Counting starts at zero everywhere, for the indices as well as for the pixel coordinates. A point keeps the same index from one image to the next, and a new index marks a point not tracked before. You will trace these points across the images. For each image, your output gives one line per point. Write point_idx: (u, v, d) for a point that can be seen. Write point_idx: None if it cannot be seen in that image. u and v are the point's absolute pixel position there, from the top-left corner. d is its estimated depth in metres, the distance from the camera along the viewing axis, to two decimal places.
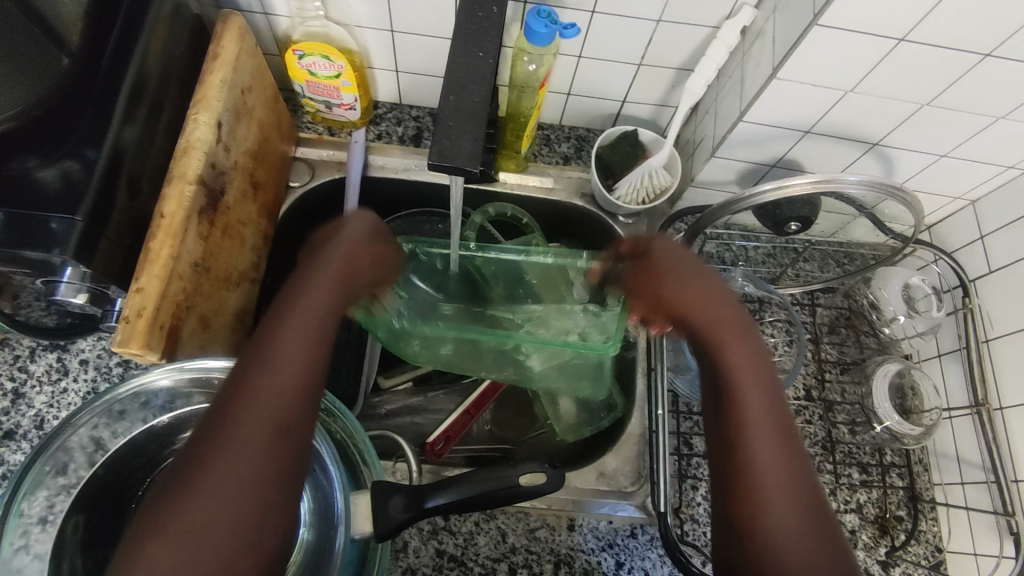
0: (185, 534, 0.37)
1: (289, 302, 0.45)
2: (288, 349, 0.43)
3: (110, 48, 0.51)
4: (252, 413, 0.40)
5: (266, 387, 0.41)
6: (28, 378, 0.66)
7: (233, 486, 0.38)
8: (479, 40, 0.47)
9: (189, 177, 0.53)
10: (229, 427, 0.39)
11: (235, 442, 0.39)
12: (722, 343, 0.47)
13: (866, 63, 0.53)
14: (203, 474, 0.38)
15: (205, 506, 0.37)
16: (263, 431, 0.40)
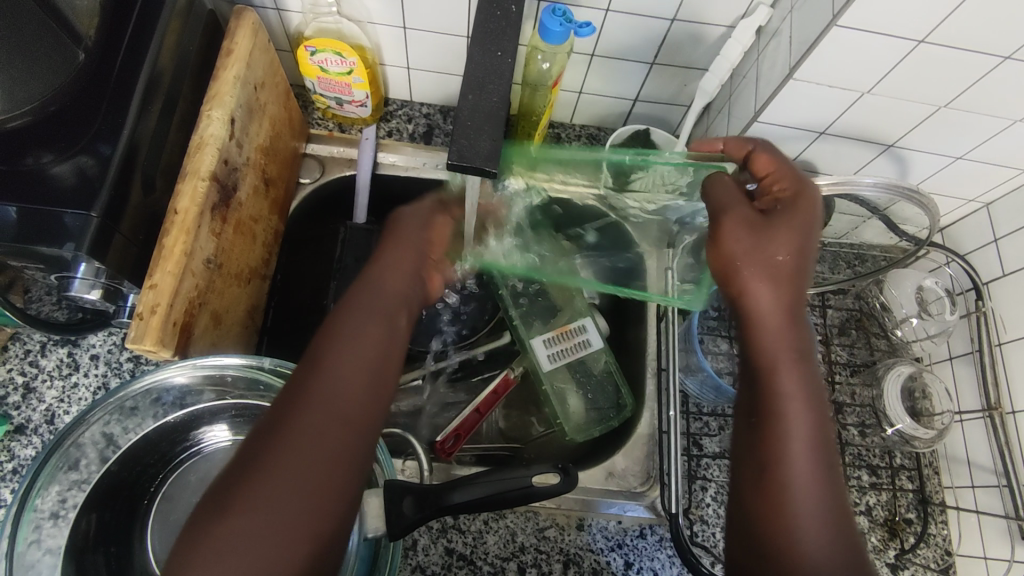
0: (252, 526, 0.39)
1: (348, 311, 0.48)
2: (352, 359, 0.45)
3: (125, 43, 0.51)
4: (320, 417, 0.43)
5: (332, 394, 0.44)
6: (39, 372, 0.66)
7: (299, 484, 0.41)
8: (497, 39, 0.47)
9: (202, 173, 0.53)
10: (296, 426, 0.42)
11: (299, 443, 0.42)
12: (774, 328, 0.48)
13: (885, 65, 0.52)
14: (271, 468, 0.41)
15: (273, 500, 0.40)
16: (330, 436, 0.42)
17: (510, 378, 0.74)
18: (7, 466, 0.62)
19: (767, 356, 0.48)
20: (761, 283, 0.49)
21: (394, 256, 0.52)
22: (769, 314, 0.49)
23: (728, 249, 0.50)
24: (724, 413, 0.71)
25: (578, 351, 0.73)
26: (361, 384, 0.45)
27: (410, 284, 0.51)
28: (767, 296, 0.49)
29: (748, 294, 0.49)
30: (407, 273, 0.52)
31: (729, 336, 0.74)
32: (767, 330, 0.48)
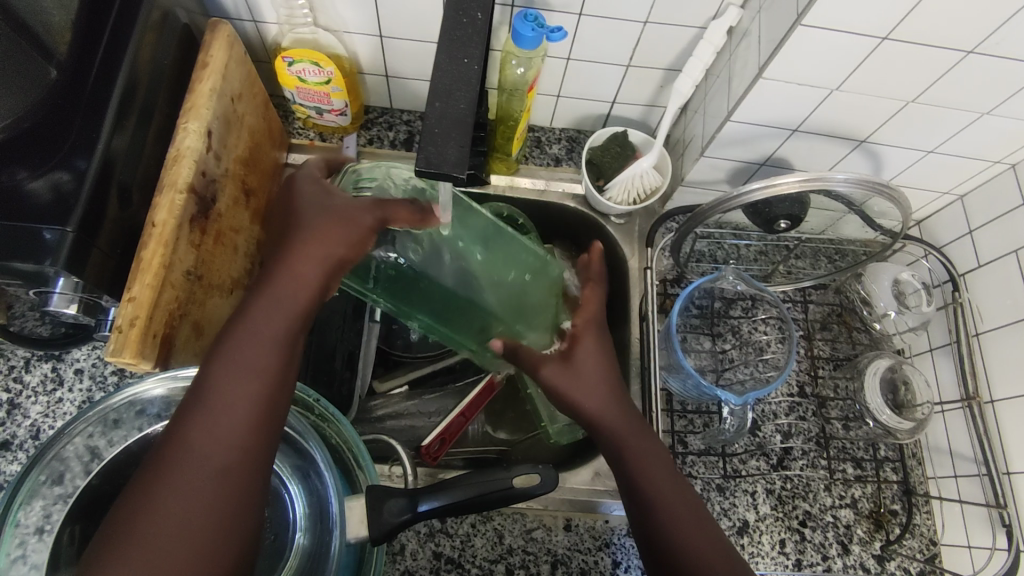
0: (152, 541, 0.39)
1: (246, 320, 0.47)
2: (243, 357, 0.45)
3: (98, 58, 0.51)
4: (217, 418, 0.43)
5: (228, 393, 0.44)
6: (23, 388, 0.66)
7: (199, 487, 0.41)
8: (463, 47, 0.47)
9: (180, 185, 0.54)
10: (194, 432, 0.42)
11: (199, 447, 0.42)
12: (587, 395, 0.56)
13: (851, 62, 0.53)
14: (168, 478, 0.41)
15: (172, 508, 0.40)
16: (228, 436, 0.43)
17: (494, 382, 0.74)
18: None
19: (599, 422, 0.55)
20: (591, 353, 0.58)
21: (302, 254, 0.49)
22: (598, 389, 0.56)
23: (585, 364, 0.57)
24: (708, 410, 0.72)
25: None
26: (256, 376, 0.45)
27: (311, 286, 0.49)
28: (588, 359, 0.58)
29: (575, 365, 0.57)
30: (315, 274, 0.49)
31: (711, 334, 0.75)
32: (588, 401, 0.55)
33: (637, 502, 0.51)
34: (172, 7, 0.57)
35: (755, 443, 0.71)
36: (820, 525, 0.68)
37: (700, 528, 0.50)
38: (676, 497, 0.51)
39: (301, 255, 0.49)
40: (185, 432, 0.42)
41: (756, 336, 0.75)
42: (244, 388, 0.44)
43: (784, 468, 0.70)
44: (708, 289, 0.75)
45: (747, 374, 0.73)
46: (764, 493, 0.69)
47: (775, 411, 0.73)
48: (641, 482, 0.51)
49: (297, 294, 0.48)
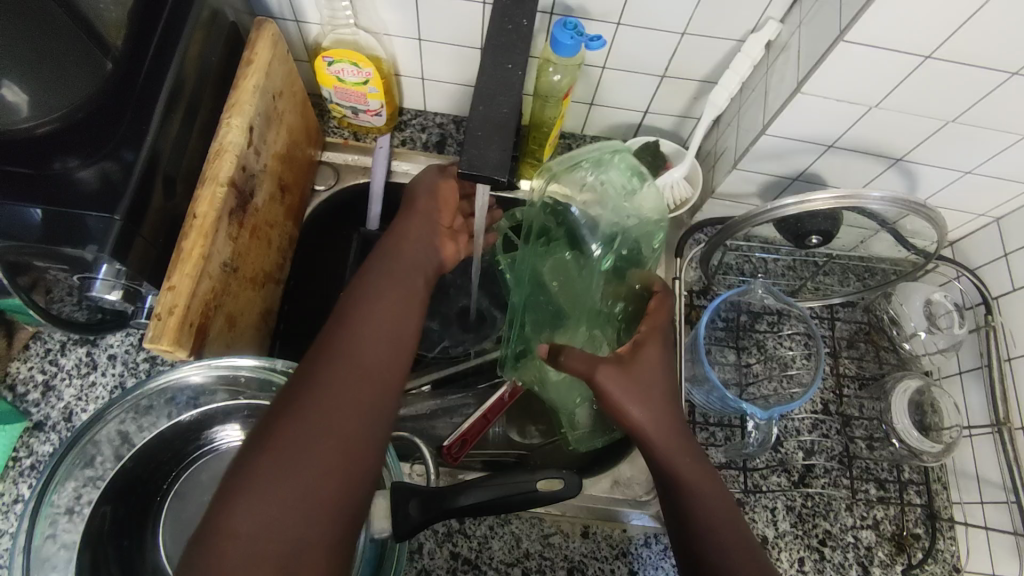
0: (299, 429, 0.42)
1: (374, 270, 0.54)
2: (380, 294, 0.52)
3: (150, 53, 0.52)
4: (357, 337, 0.48)
5: (370, 320, 0.49)
6: (58, 371, 0.68)
7: (343, 389, 0.45)
8: (507, 52, 0.48)
9: (222, 179, 0.55)
10: (335, 347, 0.47)
11: (340, 357, 0.46)
12: (634, 397, 0.52)
13: (892, 80, 0.53)
14: (313, 380, 0.45)
15: (315, 403, 0.44)
16: (365, 353, 0.47)
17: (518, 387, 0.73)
18: (27, 461, 0.64)
19: (647, 433, 0.51)
20: (650, 364, 0.55)
21: (418, 235, 0.58)
22: (652, 391, 0.53)
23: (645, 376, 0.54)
24: (731, 423, 0.71)
25: None
26: (389, 311, 0.51)
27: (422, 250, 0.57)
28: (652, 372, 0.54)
29: (637, 366, 0.54)
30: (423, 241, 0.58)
31: (737, 347, 0.74)
32: (631, 405, 0.52)
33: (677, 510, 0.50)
34: (221, 6, 0.58)
35: (777, 459, 0.71)
36: (840, 545, 0.67)
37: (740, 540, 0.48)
38: (718, 504, 0.49)
39: (412, 237, 0.58)
40: (331, 344, 0.47)
41: (781, 352, 0.74)
42: (380, 317, 0.50)
43: (806, 485, 0.69)
44: (735, 302, 0.75)
45: (771, 390, 0.72)
46: (784, 510, 0.68)
47: (798, 427, 0.72)
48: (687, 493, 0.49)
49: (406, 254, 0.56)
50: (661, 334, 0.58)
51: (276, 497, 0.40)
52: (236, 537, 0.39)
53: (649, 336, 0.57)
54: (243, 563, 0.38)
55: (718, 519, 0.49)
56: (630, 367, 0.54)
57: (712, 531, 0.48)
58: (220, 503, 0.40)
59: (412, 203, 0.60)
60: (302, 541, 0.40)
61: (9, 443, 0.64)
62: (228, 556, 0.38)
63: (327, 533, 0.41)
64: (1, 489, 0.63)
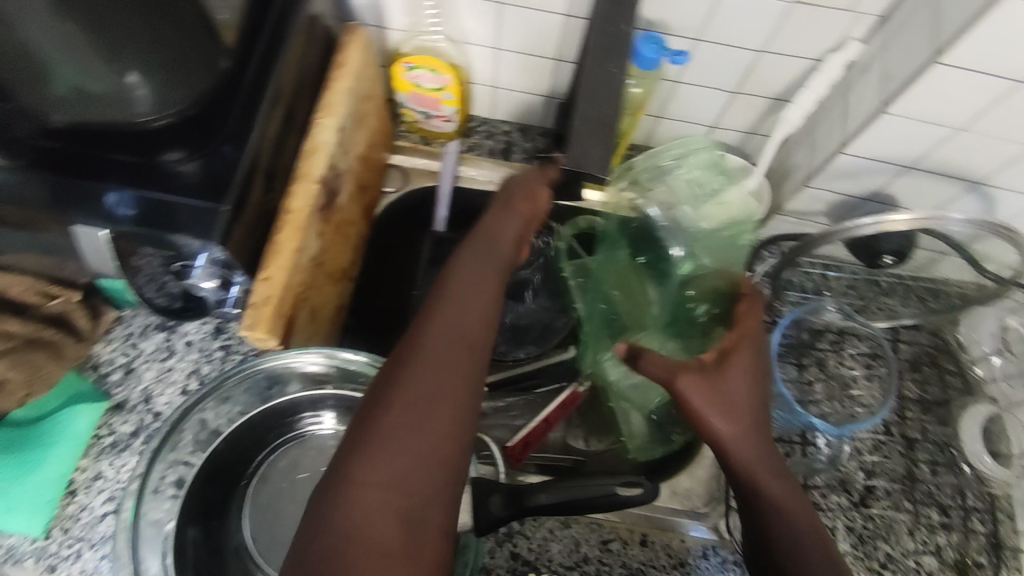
0: (421, 394, 0.42)
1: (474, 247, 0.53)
2: (485, 270, 0.51)
3: (257, 54, 0.55)
4: (468, 309, 0.47)
5: (478, 293, 0.49)
6: (139, 355, 0.70)
7: (460, 359, 0.45)
8: (611, 56, 0.54)
9: (315, 176, 0.57)
10: (447, 315, 0.47)
11: (454, 327, 0.46)
12: (717, 408, 0.50)
13: (981, 103, 0.53)
14: (431, 346, 0.45)
15: (435, 369, 0.44)
16: (475, 326, 0.47)
17: (578, 392, 0.74)
18: (108, 440, 0.67)
19: (728, 445, 0.50)
20: (743, 371, 0.51)
21: (519, 216, 0.56)
22: (738, 405, 0.50)
23: (729, 383, 0.51)
24: (792, 440, 0.70)
25: None
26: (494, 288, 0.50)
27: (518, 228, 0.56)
28: (742, 375, 0.52)
29: (724, 377, 0.51)
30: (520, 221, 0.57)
31: (798, 364, 0.74)
32: (715, 415, 0.50)
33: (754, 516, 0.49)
34: (319, 11, 0.61)
35: (837, 478, 0.70)
36: (902, 569, 0.67)
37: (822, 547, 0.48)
38: (802, 513, 0.49)
39: (512, 215, 0.56)
40: (442, 314, 0.46)
41: (843, 371, 0.74)
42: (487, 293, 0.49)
43: (866, 506, 0.69)
44: (799, 319, 0.74)
45: (832, 408, 0.72)
46: (844, 530, 0.68)
47: (860, 447, 0.72)
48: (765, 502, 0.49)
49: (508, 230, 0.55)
50: (751, 346, 0.54)
51: (397, 458, 0.40)
52: (367, 487, 0.39)
53: (738, 346, 0.53)
54: (374, 514, 0.39)
55: (802, 530, 0.48)
56: (717, 381, 0.51)
57: (794, 541, 0.48)
58: (343, 459, 0.41)
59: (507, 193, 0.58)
60: (426, 502, 0.40)
61: (92, 421, 0.66)
62: (359, 504, 0.39)
63: (446, 493, 0.41)
64: (82, 465, 0.66)
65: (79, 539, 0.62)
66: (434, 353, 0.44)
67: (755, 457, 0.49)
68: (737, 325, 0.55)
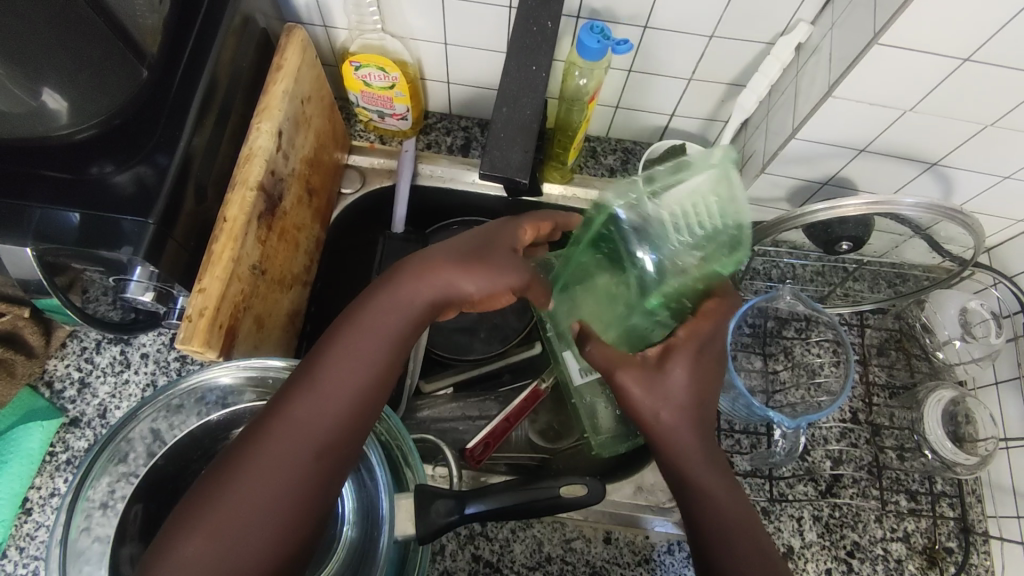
0: (221, 516, 0.42)
1: (350, 329, 0.48)
2: (345, 370, 0.47)
3: (184, 60, 0.54)
4: (308, 423, 0.45)
5: (324, 400, 0.46)
6: (93, 369, 0.69)
7: (271, 490, 0.43)
8: (532, 54, 0.54)
9: (251, 183, 0.56)
10: (284, 431, 0.44)
11: (282, 445, 0.44)
12: (650, 404, 0.51)
13: (928, 82, 0.52)
14: (253, 472, 0.43)
15: (249, 495, 0.43)
16: (308, 446, 0.44)
17: (540, 390, 0.74)
18: (64, 456, 0.66)
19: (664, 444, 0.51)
20: (682, 369, 0.52)
21: (432, 278, 0.50)
22: (669, 399, 0.51)
23: (665, 385, 0.51)
24: (757, 431, 0.70)
25: None
26: (349, 394, 0.46)
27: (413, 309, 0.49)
28: (678, 377, 0.51)
29: (663, 375, 0.52)
30: (421, 299, 0.50)
31: (763, 353, 0.73)
32: (647, 410, 0.51)
33: (690, 510, 0.51)
34: (253, 12, 0.59)
35: (804, 467, 0.69)
36: (869, 557, 0.66)
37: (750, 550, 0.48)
38: (729, 509, 0.50)
39: (408, 293, 0.50)
40: (282, 421, 0.45)
41: (809, 359, 0.73)
42: (340, 401, 0.46)
43: (833, 495, 0.68)
44: (761, 308, 0.73)
45: (798, 398, 0.71)
46: (811, 520, 0.67)
47: (826, 435, 0.71)
48: (697, 495, 0.50)
49: (396, 314, 0.49)
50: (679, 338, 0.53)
51: None
52: None
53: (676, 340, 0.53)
54: None
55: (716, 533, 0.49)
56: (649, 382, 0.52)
57: (715, 542, 0.49)
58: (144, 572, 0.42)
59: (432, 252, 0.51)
60: None
61: (45, 439, 0.66)
62: None
63: None
64: (38, 482, 0.65)
65: (36, 558, 0.63)
66: (255, 472, 0.43)
67: (685, 456, 0.51)
68: (688, 322, 0.53)
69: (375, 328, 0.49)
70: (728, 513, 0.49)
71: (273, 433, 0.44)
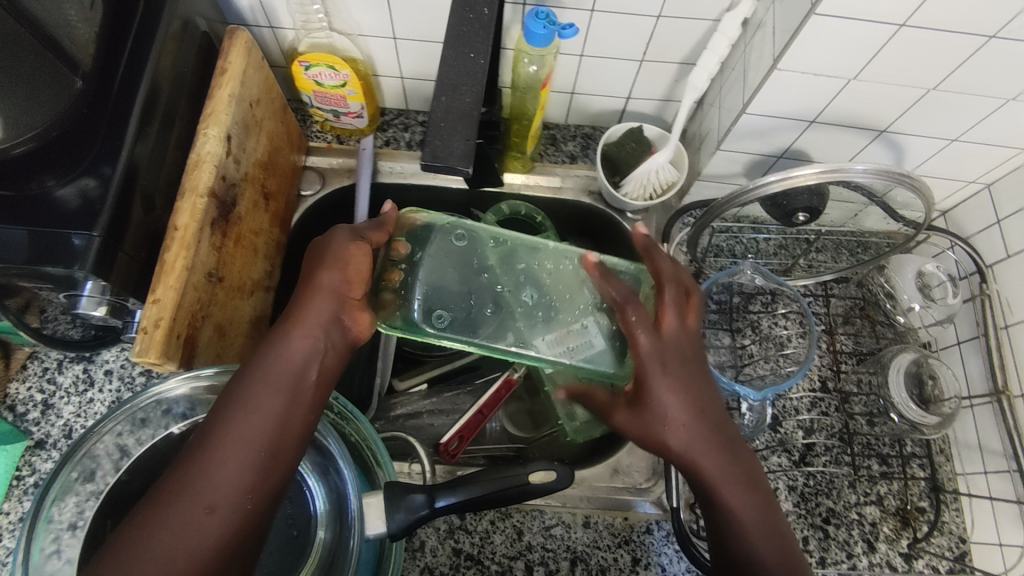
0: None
1: (260, 366, 0.48)
2: (257, 405, 0.47)
3: (121, 68, 0.53)
4: (222, 467, 0.44)
5: (237, 440, 0.46)
6: (56, 390, 0.68)
7: (194, 537, 0.42)
8: (470, 41, 0.53)
9: (200, 190, 0.55)
10: (200, 478, 0.44)
11: (197, 493, 0.43)
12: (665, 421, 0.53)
13: (869, 50, 0.52)
14: (168, 525, 0.42)
15: (169, 549, 0.41)
16: (227, 488, 0.44)
17: (512, 379, 0.74)
18: (31, 480, 0.65)
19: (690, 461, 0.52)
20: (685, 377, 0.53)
21: (317, 296, 0.51)
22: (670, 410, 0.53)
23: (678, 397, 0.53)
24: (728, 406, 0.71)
25: None
26: (265, 433, 0.46)
27: (311, 332, 0.50)
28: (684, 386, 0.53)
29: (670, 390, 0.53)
30: (320, 320, 0.51)
31: (731, 329, 0.73)
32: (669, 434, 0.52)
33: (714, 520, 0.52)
34: (191, 15, 0.58)
35: (776, 439, 0.70)
36: (844, 523, 0.67)
37: (771, 541, 0.50)
38: (749, 504, 0.51)
39: (298, 318, 0.51)
40: (196, 470, 0.44)
41: (776, 332, 0.74)
42: (256, 441, 0.46)
43: (806, 465, 0.69)
44: (727, 284, 0.74)
45: (767, 370, 0.72)
46: (786, 490, 0.68)
47: (797, 406, 0.72)
48: (723, 502, 0.52)
49: (297, 337, 0.50)
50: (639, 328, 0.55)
51: None
52: None
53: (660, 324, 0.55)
54: None
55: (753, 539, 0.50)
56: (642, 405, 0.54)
57: (742, 547, 0.51)
58: None
59: (315, 266, 0.53)
60: None
61: (10, 464, 0.64)
62: None
63: None
64: (6, 507, 0.64)
65: None
66: (174, 523, 0.42)
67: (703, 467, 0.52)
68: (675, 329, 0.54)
69: (280, 357, 0.49)
70: (753, 513, 0.51)
71: (185, 484, 0.44)
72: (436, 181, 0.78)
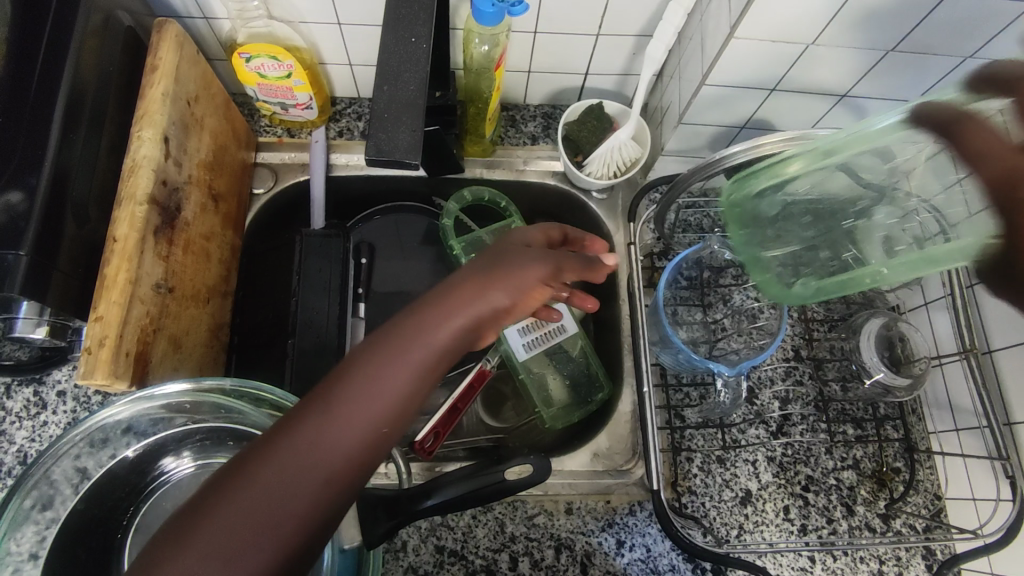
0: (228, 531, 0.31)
1: (395, 340, 0.34)
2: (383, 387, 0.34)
3: (38, 71, 0.49)
4: (354, 426, 0.33)
5: (355, 416, 0.33)
6: (7, 415, 0.65)
7: (305, 495, 0.32)
8: (411, 25, 0.50)
9: (139, 197, 0.52)
10: (331, 422, 0.33)
11: (329, 434, 0.33)
12: None
13: (824, 16, 0.51)
14: (282, 473, 0.32)
15: (274, 507, 0.31)
16: (352, 446, 0.33)
17: (485, 369, 0.73)
18: None
19: None
20: None
21: (483, 286, 0.37)
22: None
23: None
24: (704, 381, 0.71)
25: (554, 337, 0.73)
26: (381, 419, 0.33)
27: (454, 323, 0.35)
28: None
29: None
30: (470, 317, 0.36)
31: (702, 305, 0.73)
32: None
33: None
34: (113, 9, 0.54)
35: (753, 411, 0.70)
36: (823, 488, 0.68)
37: None
38: None
39: (460, 300, 0.36)
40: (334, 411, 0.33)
41: (748, 304, 0.73)
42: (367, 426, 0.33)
43: (783, 435, 0.69)
44: (696, 259, 0.74)
45: (740, 343, 0.71)
46: (765, 461, 0.68)
47: (772, 376, 0.72)
48: None
49: (442, 328, 0.35)
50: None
51: None
52: None
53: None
54: None
55: None
56: None
57: None
58: None
59: (498, 261, 0.39)
60: None
61: None
62: None
63: None
64: None
65: None
66: (287, 475, 0.32)
67: None
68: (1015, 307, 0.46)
69: (418, 336, 0.35)
70: None
71: (310, 423, 0.33)
72: (394, 172, 0.76)
